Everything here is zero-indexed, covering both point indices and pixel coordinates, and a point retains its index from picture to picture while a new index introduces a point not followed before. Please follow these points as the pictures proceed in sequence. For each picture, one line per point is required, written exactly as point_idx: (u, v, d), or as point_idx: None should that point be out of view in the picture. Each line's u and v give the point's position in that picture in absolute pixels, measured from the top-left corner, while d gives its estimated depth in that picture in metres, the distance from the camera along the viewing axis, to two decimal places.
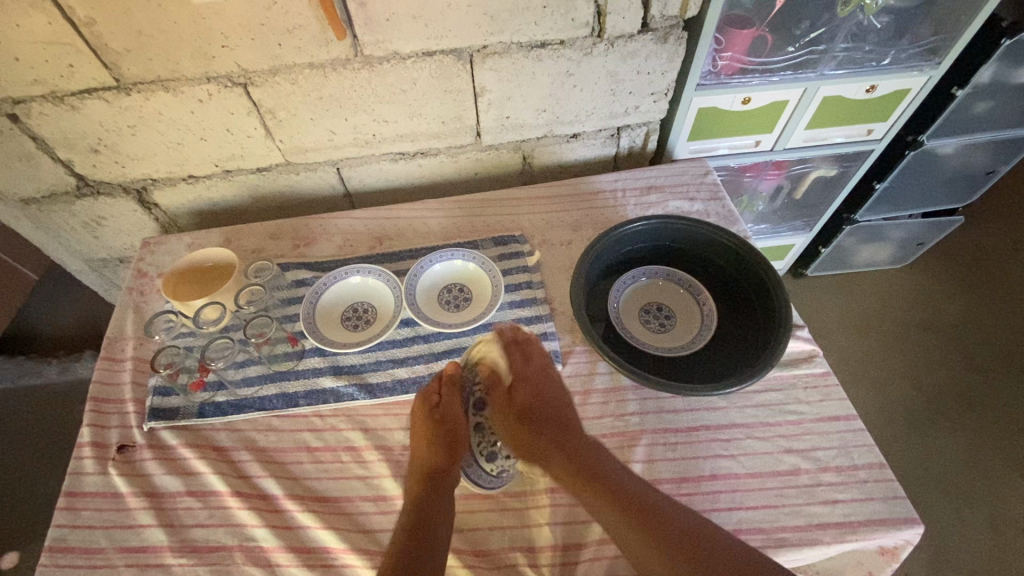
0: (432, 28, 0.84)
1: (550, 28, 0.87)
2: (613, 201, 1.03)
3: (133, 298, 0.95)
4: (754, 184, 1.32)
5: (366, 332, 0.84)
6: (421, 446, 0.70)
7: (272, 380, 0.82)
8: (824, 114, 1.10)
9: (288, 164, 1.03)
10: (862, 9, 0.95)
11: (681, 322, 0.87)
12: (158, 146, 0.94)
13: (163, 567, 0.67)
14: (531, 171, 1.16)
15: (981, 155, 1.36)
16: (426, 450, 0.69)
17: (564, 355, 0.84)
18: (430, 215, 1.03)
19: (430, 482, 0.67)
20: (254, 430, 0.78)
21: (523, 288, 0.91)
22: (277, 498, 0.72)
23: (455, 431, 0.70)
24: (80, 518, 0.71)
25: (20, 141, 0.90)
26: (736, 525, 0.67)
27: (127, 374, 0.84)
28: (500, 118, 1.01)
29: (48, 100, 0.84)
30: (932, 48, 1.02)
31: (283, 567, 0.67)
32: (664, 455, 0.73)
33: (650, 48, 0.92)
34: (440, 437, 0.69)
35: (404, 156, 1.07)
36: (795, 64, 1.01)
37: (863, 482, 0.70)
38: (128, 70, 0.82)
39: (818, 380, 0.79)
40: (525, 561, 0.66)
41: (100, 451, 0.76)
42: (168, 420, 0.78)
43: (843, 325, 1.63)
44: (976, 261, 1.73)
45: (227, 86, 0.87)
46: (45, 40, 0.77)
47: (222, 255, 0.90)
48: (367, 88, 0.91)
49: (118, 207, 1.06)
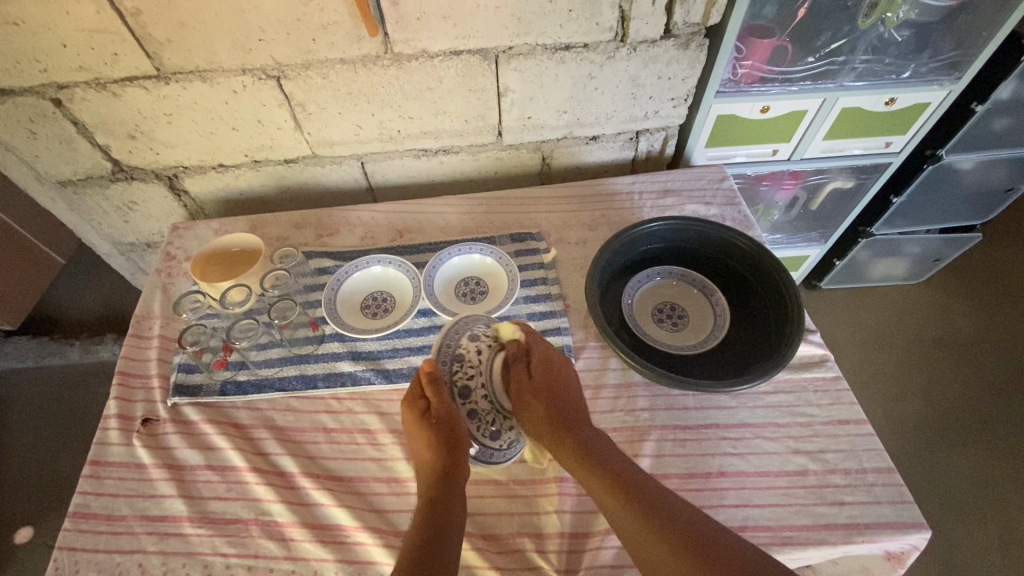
0: (460, 28, 0.87)
1: (575, 31, 0.90)
2: (629, 202, 1.04)
3: (161, 279, 0.98)
4: (771, 194, 1.33)
5: (384, 320, 0.87)
6: (422, 453, 0.69)
7: (292, 362, 0.85)
8: (843, 125, 1.11)
9: (315, 156, 1.06)
10: (883, 21, 0.97)
11: (693, 322, 0.88)
12: (191, 135, 0.98)
13: (182, 536, 0.69)
14: (550, 171, 1.18)
15: (1000, 172, 1.36)
16: (428, 454, 0.68)
17: (577, 350, 0.85)
18: (449, 210, 1.05)
19: (443, 483, 0.66)
20: (273, 410, 0.81)
21: (539, 283, 0.92)
22: (293, 475, 0.74)
23: (451, 427, 0.70)
24: (104, 486, 0.73)
25: (62, 125, 0.94)
26: (742, 522, 0.68)
27: (153, 351, 0.87)
28: (521, 118, 1.03)
29: (91, 87, 0.88)
30: (953, 63, 1.03)
31: (296, 542, 0.69)
32: (673, 450, 0.74)
33: (672, 54, 0.95)
34: (442, 440, 0.68)
35: (427, 154, 1.09)
36: (814, 74, 1.02)
37: (871, 486, 0.70)
38: (169, 60, 0.86)
39: (829, 383, 0.80)
40: (532, 547, 0.68)
41: (125, 423, 0.79)
42: (191, 396, 0.81)
43: (856, 339, 1.63)
44: (994, 281, 1.71)
45: (261, 79, 0.90)
46: (91, 29, 0.81)
47: (249, 241, 0.92)
48: (394, 85, 0.94)
49: (149, 192, 1.09)
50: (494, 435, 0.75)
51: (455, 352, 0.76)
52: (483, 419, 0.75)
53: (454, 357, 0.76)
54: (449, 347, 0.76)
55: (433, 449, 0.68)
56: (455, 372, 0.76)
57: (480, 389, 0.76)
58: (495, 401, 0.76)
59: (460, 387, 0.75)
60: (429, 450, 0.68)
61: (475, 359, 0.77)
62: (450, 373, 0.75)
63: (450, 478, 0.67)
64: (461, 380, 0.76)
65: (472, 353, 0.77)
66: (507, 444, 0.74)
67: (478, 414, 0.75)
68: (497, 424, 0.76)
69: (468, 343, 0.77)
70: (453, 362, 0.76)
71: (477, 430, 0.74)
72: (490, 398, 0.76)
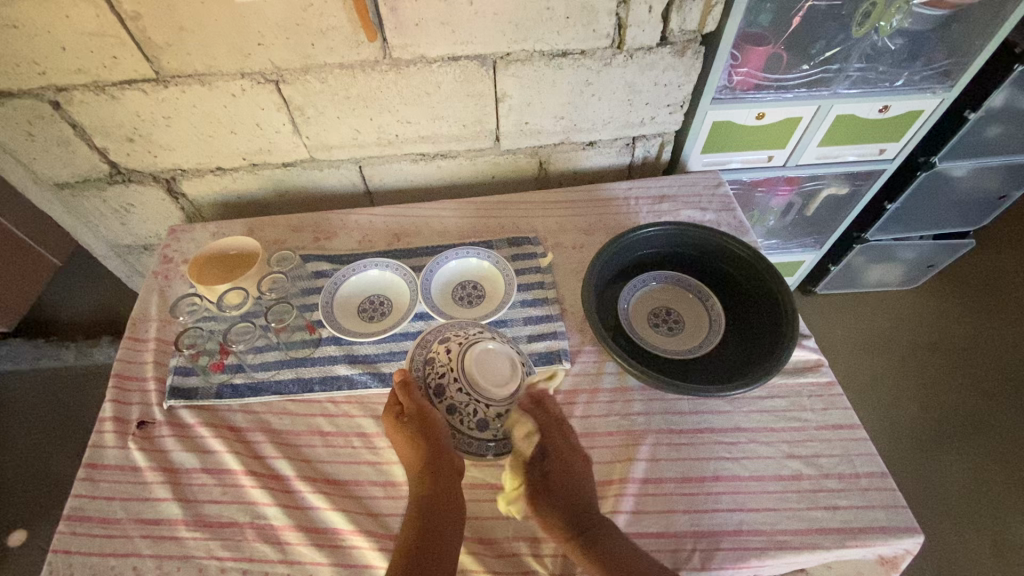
0: (459, 35, 0.88)
1: (572, 38, 0.90)
2: (625, 208, 1.05)
3: (158, 282, 0.98)
4: (767, 200, 1.34)
5: (380, 323, 0.87)
6: (404, 449, 0.69)
7: (289, 365, 0.85)
8: (837, 132, 1.12)
9: (313, 160, 1.07)
10: (877, 30, 0.98)
11: (688, 327, 0.88)
12: (190, 138, 0.98)
13: (176, 540, 0.69)
14: (546, 176, 1.18)
15: (993, 179, 1.38)
16: (410, 449, 0.68)
17: (573, 354, 0.86)
18: (446, 214, 1.06)
19: (430, 474, 0.65)
20: (270, 413, 0.81)
21: (535, 287, 0.93)
22: (289, 478, 0.74)
23: (426, 422, 0.68)
24: (98, 489, 0.73)
25: (60, 128, 0.94)
26: (737, 526, 0.68)
27: (149, 353, 0.87)
28: (519, 123, 1.04)
29: (90, 89, 0.88)
30: (945, 72, 1.05)
31: (291, 545, 0.69)
32: (668, 455, 0.74)
33: (668, 61, 0.95)
34: (421, 434, 0.67)
35: (425, 158, 1.10)
36: (809, 81, 1.03)
37: (864, 490, 0.71)
38: (168, 64, 0.86)
39: (823, 388, 0.81)
40: (528, 551, 0.68)
41: (120, 426, 0.79)
42: (187, 399, 0.81)
43: (852, 345, 1.63)
44: (987, 287, 1.73)
45: (260, 83, 0.91)
46: (91, 32, 0.81)
47: (247, 244, 0.92)
48: (392, 89, 0.94)
49: (147, 195, 1.10)
50: (480, 426, 0.69)
51: (426, 353, 0.73)
52: (463, 413, 0.70)
53: (425, 357, 0.73)
54: (421, 352, 0.73)
55: (413, 443, 0.67)
56: (426, 376, 0.72)
57: (453, 383, 0.70)
58: (473, 391, 0.70)
59: (434, 387, 0.71)
60: (410, 445, 0.68)
61: (444, 357, 0.72)
62: (423, 377, 0.72)
63: (436, 468, 0.65)
64: (433, 380, 0.71)
65: (441, 354, 0.72)
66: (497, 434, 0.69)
67: (457, 409, 0.70)
68: (481, 414, 0.69)
69: (438, 345, 0.73)
70: (424, 366, 0.72)
71: (461, 424, 0.70)
72: (466, 390, 0.70)
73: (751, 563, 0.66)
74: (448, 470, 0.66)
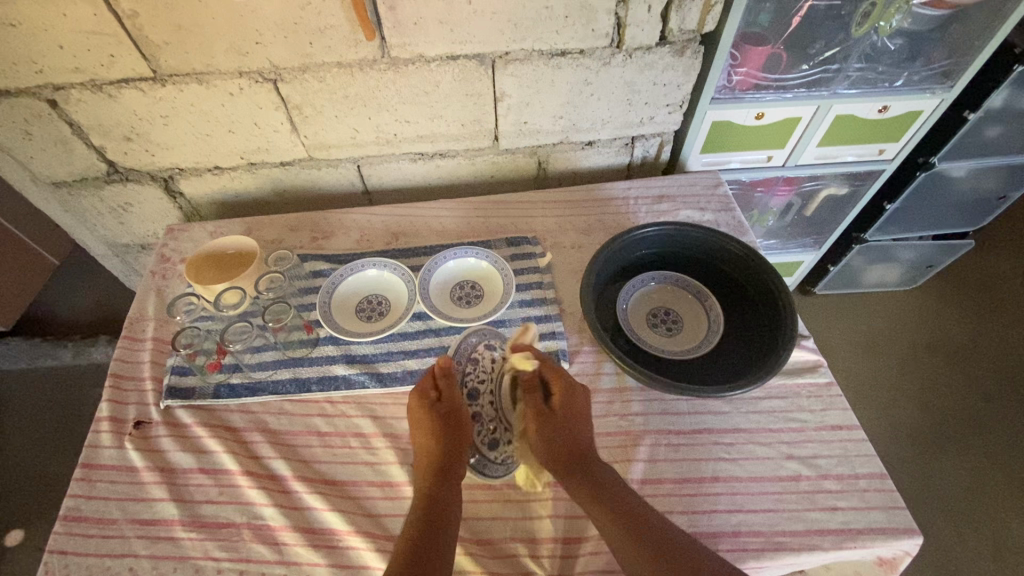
0: (457, 33, 0.87)
1: (571, 37, 0.90)
2: (624, 208, 1.05)
3: (155, 281, 0.97)
4: (766, 200, 1.34)
5: (378, 323, 0.86)
6: (421, 439, 0.70)
7: (286, 365, 0.84)
8: (837, 132, 1.12)
9: (311, 160, 1.06)
10: (876, 30, 0.98)
11: (687, 327, 0.88)
12: (188, 137, 0.98)
13: (173, 540, 0.69)
14: (545, 176, 1.18)
15: (992, 179, 1.37)
16: (429, 442, 0.70)
17: (571, 355, 0.86)
18: (444, 214, 1.06)
19: (437, 472, 0.68)
20: (267, 413, 0.81)
21: (534, 287, 0.93)
22: (286, 478, 0.74)
23: (455, 418, 0.71)
24: (94, 489, 0.73)
25: (58, 126, 0.94)
26: (735, 527, 0.68)
27: (146, 353, 0.87)
28: (517, 123, 1.03)
29: (87, 88, 0.88)
30: (944, 72, 1.05)
31: (288, 546, 0.69)
32: (666, 455, 0.74)
33: (667, 61, 0.95)
34: (447, 426, 0.70)
35: (424, 157, 1.09)
36: (808, 81, 1.03)
37: (863, 491, 0.70)
38: (166, 62, 0.86)
39: (822, 389, 0.80)
40: (525, 552, 0.68)
41: (116, 426, 0.79)
42: (184, 399, 0.81)
43: (852, 345, 1.63)
44: (986, 288, 1.73)
45: (258, 81, 0.90)
46: (89, 30, 0.81)
47: (245, 243, 0.92)
48: (390, 88, 0.94)
49: (145, 194, 1.09)
50: (491, 446, 0.75)
51: (470, 356, 0.81)
52: (485, 425, 0.76)
53: (468, 360, 0.80)
54: (465, 351, 0.81)
55: (434, 436, 0.70)
56: (468, 375, 0.79)
57: (488, 393, 0.78)
58: (500, 408, 0.77)
59: (470, 388, 0.78)
60: (429, 435, 0.70)
61: (488, 366, 0.80)
62: (463, 375, 0.79)
63: (444, 467, 0.68)
64: (472, 382, 0.79)
65: (486, 360, 0.81)
66: (501, 459, 0.74)
67: (482, 419, 0.76)
68: (496, 435, 0.76)
69: (484, 351, 0.82)
70: (468, 366, 0.80)
71: (479, 433, 0.75)
72: (496, 406, 0.77)
73: (750, 565, 0.66)
74: (454, 476, 0.68)
